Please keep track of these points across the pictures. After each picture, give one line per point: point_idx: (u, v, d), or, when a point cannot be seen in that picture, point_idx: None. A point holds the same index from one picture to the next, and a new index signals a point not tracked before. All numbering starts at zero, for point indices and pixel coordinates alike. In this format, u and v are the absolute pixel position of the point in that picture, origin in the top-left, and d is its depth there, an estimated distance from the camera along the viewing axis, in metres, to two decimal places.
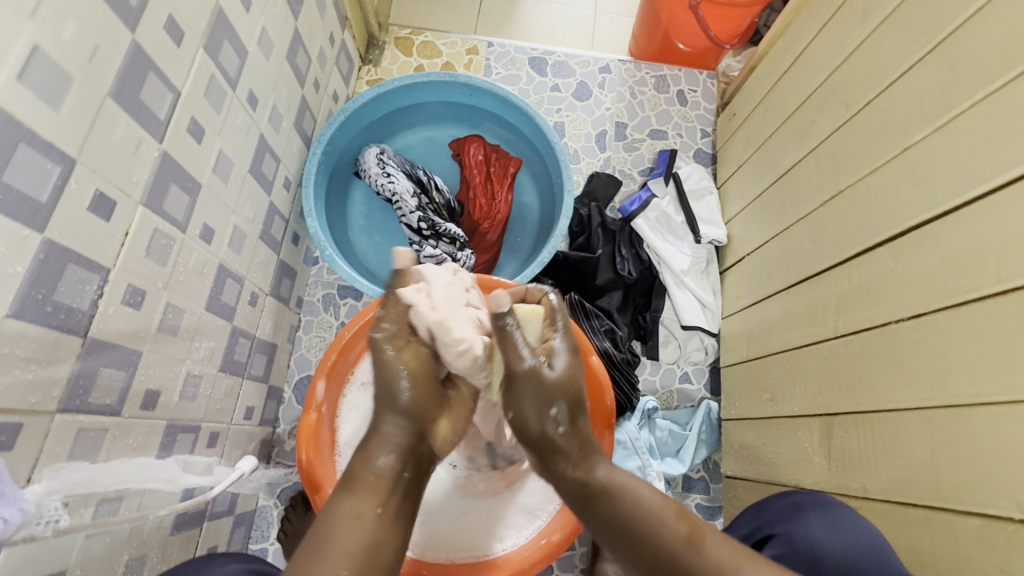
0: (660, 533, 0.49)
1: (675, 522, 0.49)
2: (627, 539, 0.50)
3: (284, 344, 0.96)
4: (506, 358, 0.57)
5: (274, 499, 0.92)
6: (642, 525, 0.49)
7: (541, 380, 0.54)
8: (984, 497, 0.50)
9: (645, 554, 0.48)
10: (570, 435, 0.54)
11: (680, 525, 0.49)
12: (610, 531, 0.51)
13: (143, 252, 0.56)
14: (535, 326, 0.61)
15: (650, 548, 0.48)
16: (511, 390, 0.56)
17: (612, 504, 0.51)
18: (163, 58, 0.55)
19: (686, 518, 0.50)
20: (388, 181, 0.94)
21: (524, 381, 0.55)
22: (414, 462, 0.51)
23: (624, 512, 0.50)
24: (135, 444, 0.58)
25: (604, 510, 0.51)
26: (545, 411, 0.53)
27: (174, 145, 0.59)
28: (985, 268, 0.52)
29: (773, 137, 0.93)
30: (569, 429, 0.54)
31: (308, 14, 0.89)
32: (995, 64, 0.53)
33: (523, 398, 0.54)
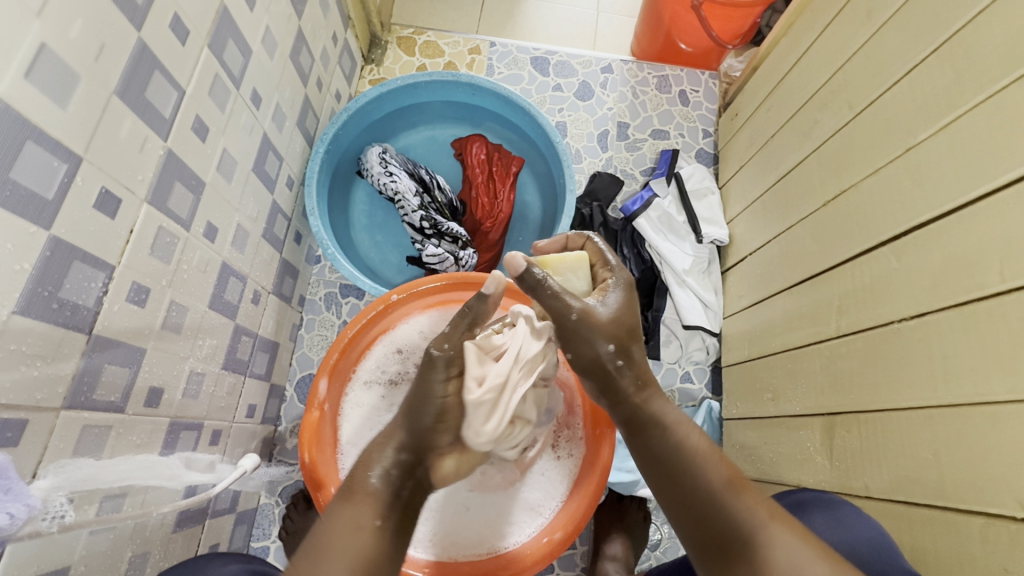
0: (700, 476, 0.52)
1: (718, 466, 0.53)
2: (668, 476, 0.54)
3: (286, 343, 0.96)
4: (549, 306, 0.57)
5: (276, 497, 0.92)
6: (684, 466, 0.53)
7: (601, 319, 0.57)
8: (986, 496, 0.50)
9: (683, 488, 0.52)
10: (627, 367, 0.58)
11: (723, 470, 0.53)
12: (653, 468, 0.55)
13: (147, 249, 0.56)
14: (581, 274, 0.64)
15: (688, 487, 0.52)
16: (568, 335, 0.58)
17: (659, 445, 0.55)
18: (168, 56, 0.56)
19: (728, 465, 0.53)
20: (391, 180, 0.94)
21: (580, 326, 0.57)
22: (416, 484, 0.55)
23: (667, 452, 0.55)
24: (138, 441, 0.58)
25: (651, 448, 0.56)
26: (605, 348, 0.57)
27: (179, 143, 0.59)
28: (988, 268, 0.52)
29: (776, 137, 0.93)
30: (625, 361, 0.58)
31: (311, 13, 0.89)
32: (998, 65, 0.53)
33: (584, 340, 0.57)
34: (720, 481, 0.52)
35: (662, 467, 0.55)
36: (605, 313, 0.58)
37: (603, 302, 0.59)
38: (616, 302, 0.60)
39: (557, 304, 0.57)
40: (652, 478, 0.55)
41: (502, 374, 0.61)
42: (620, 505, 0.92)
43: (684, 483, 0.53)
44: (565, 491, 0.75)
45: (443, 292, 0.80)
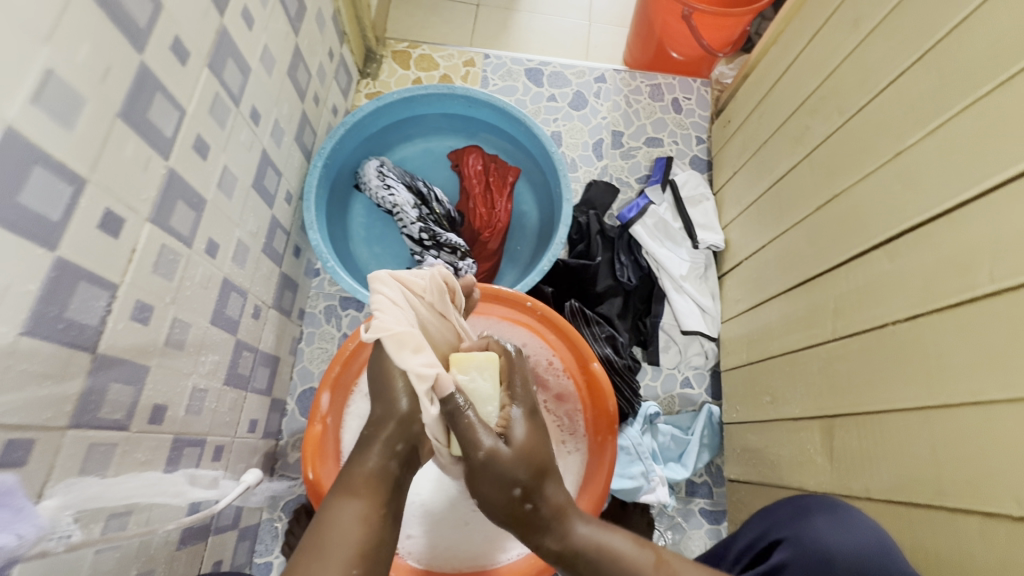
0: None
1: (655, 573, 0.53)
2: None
3: (286, 356, 0.96)
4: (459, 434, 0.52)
5: (279, 512, 0.92)
6: (622, 571, 0.52)
7: (511, 453, 0.51)
8: (984, 494, 0.50)
9: None
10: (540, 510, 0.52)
11: (659, 574, 0.53)
12: None
13: (150, 268, 0.56)
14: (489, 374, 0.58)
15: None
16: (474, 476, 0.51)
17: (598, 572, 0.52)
18: (169, 77, 0.57)
19: (662, 566, 0.54)
20: (389, 193, 0.96)
21: (489, 465, 0.50)
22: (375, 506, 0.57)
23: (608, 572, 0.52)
24: (142, 459, 0.58)
25: (583, 562, 0.53)
26: (521, 479, 0.51)
27: (180, 162, 0.60)
28: (978, 268, 0.53)
29: (769, 142, 0.94)
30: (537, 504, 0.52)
31: (308, 30, 0.91)
32: (980, 73, 0.54)
33: (497, 477, 0.50)
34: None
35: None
36: (519, 448, 0.52)
37: (514, 434, 0.53)
38: (527, 432, 0.54)
39: (469, 427, 0.51)
40: None
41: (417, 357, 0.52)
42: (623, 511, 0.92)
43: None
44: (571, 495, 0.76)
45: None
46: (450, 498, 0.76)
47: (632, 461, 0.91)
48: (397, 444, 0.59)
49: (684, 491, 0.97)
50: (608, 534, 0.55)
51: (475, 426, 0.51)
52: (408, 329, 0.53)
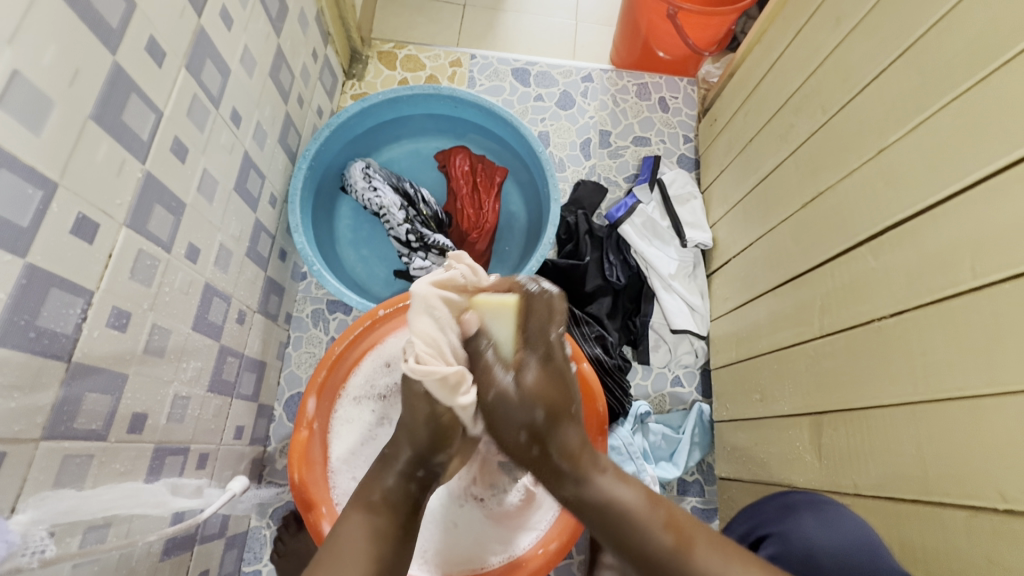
0: (647, 539, 0.52)
1: (662, 533, 0.51)
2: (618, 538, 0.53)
3: (273, 361, 0.95)
4: (482, 377, 0.63)
5: (267, 520, 0.90)
6: (629, 526, 0.52)
7: (518, 395, 0.60)
8: (969, 488, 0.50)
9: (636, 556, 0.52)
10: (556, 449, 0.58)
11: (669, 535, 0.52)
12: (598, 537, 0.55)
13: (127, 273, 0.55)
14: (503, 324, 0.64)
15: (639, 547, 0.52)
16: (498, 416, 0.61)
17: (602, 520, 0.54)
18: (144, 78, 0.55)
19: (674, 528, 0.52)
20: (375, 195, 0.95)
21: (499, 404, 0.61)
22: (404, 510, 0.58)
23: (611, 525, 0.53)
24: (121, 469, 0.57)
25: (592, 512, 0.55)
26: (533, 420, 0.59)
27: (157, 165, 0.59)
28: (961, 264, 0.53)
29: (754, 140, 0.94)
30: (549, 441, 0.58)
31: (290, 31, 0.89)
32: (958, 70, 0.55)
33: (512, 408, 0.60)
34: (666, 544, 0.51)
35: (614, 537, 0.53)
36: (527, 391, 0.60)
37: (524, 376, 0.61)
38: (537, 375, 0.61)
39: (487, 376, 0.62)
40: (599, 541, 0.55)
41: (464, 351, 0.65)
42: None
43: (633, 546, 0.52)
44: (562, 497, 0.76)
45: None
46: (438, 500, 0.75)
47: (624, 461, 0.90)
48: (418, 471, 0.60)
49: (675, 490, 0.97)
50: (619, 490, 0.55)
51: (490, 368, 0.63)
52: (454, 370, 0.59)
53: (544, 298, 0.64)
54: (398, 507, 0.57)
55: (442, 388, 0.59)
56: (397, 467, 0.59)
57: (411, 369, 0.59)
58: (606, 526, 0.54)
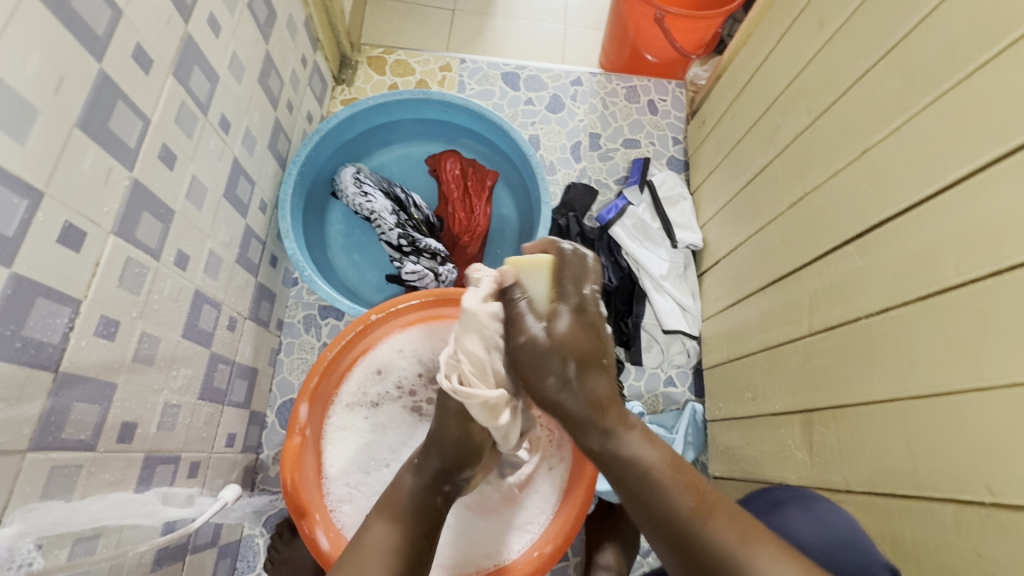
0: (669, 499, 0.48)
1: (684, 494, 0.48)
2: (635, 498, 0.50)
3: (265, 368, 0.94)
4: (513, 330, 0.58)
5: (260, 527, 0.89)
6: (649, 484, 0.49)
7: (546, 341, 0.55)
8: (957, 483, 0.51)
9: (654, 517, 0.48)
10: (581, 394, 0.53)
11: (690, 496, 0.48)
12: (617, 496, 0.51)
13: (115, 281, 0.55)
14: (539, 278, 0.60)
15: (655, 508, 0.49)
16: (529, 364, 0.55)
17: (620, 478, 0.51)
18: (131, 86, 0.55)
19: (696, 490, 0.49)
20: (366, 200, 0.94)
21: (526, 349, 0.56)
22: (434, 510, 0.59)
23: (631, 481, 0.50)
24: (111, 479, 0.57)
25: (612, 467, 0.51)
26: (563, 369, 0.53)
27: (145, 172, 0.58)
28: (945, 262, 0.53)
29: (743, 141, 0.95)
30: (579, 386, 0.53)
31: (279, 36, 0.89)
32: (938, 71, 0.56)
33: (546, 355, 0.54)
34: (686, 506, 0.48)
35: (632, 496, 0.50)
36: (558, 339, 0.54)
37: (556, 326, 0.56)
38: (571, 323, 0.56)
39: (518, 325, 0.58)
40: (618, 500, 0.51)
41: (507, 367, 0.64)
42: (611, 515, 0.90)
43: (650, 507, 0.49)
44: (557, 499, 0.76)
45: (435, 307, 0.81)
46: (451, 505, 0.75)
47: None
48: (444, 484, 0.60)
49: None
50: (643, 449, 0.51)
51: (522, 319, 0.58)
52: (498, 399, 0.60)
53: (580, 258, 0.61)
54: (422, 517, 0.57)
55: (485, 412, 0.60)
56: (425, 474, 0.60)
57: (454, 392, 0.59)
58: (626, 481, 0.50)
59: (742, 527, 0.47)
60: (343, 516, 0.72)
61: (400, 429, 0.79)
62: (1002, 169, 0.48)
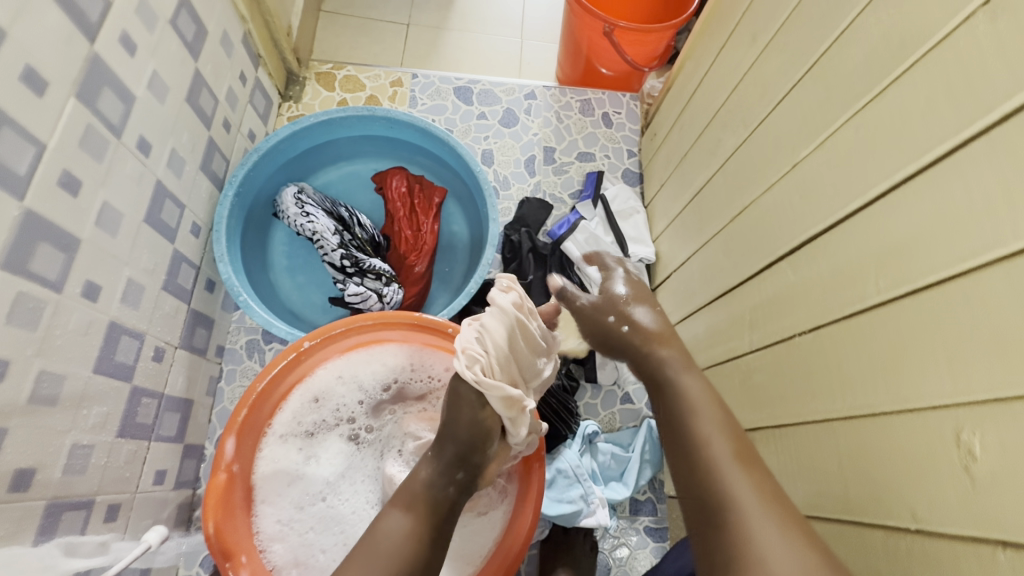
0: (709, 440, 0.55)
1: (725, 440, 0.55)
2: (677, 435, 0.58)
3: (202, 399, 0.90)
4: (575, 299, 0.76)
5: (195, 569, 0.84)
6: (693, 424, 0.57)
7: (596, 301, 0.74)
8: (884, 508, 0.50)
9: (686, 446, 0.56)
10: (634, 331, 0.69)
11: (731, 444, 0.54)
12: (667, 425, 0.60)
13: (2, 318, 0.51)
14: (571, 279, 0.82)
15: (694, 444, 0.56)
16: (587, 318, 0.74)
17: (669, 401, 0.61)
18: (22, 111, 0.52)
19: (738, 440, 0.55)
20: (307, 221, 0.91)
21: (582, 306, 0.75)
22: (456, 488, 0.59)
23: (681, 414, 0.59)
24: (1, 533, 0.52)
25: (666, 408, 0.61)
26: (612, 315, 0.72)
27: (41, 201, 0.55)
28: (866, 279, 0.53)
29: (689, 154, 0.95)
30: (631, 326, 0.69)
31: (211, 54, 0.86)
32: (857, 88, 0.55)
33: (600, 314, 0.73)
34: (725, 448, 0.54)
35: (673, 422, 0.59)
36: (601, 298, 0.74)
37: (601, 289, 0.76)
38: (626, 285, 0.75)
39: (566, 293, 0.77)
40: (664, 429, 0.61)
41: (529, 365, 0.65)
42: (565, 538, 0.88)
43: (690, 442, 0.56)
44: (499, 531, 0.74)
45: (376, 330, 0.78)
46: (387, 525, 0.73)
47: (571, 485, 0.88)
48: (458, 474, 0.59)
49: (627, 510, 0.94)
50: (697, 396, 0.60)
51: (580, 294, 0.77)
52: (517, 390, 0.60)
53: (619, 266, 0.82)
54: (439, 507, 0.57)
55: (503, 402, 0.60)
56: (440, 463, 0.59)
57: (476, 381, 0.58)
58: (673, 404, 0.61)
59: (767, 484, 0.51)
60: (273, 556, 0.68)
61: (339, 458, 0.75)
62: (918, 185, 0.48)
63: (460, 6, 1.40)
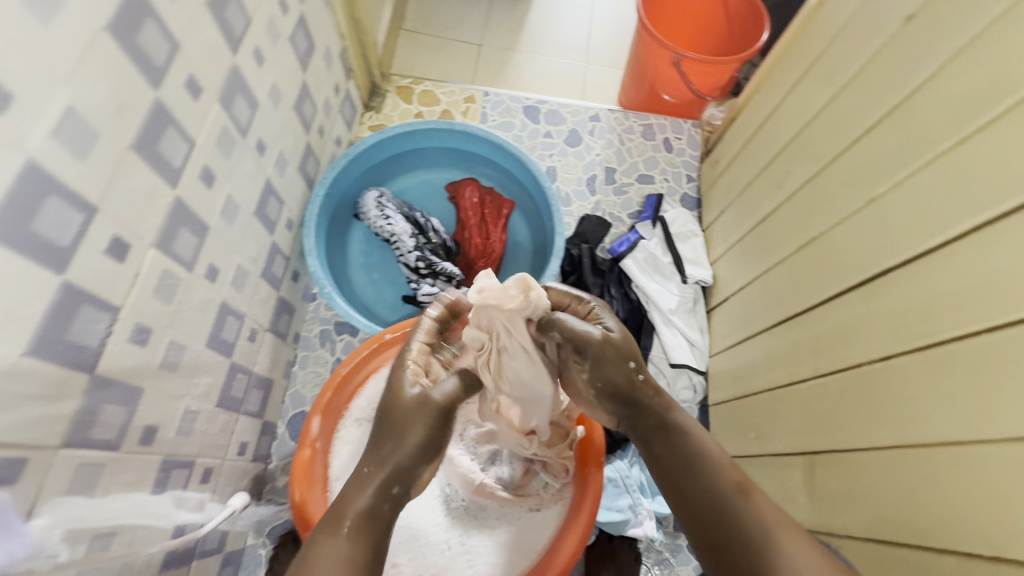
0: (713, 476, 0.57)
1: (728, 471, 0.57)
2: (678, 472, 0.58)
3: (279, 379, 0.97)
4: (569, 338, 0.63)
5: (263, 538, 0.91)
6: (695, 464, 0.58)
7: (610, 347, 0.63)
8: (956, 534, 0.51)
9: (688, 489, 0.57)
10: (647, 382, 0.63)
11: (732, 475, 0.57)
12: (668, 461, 0.59)
13: (150, 291, 0.58)
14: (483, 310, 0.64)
15: (703, 482, 0.56)
16: (598, 362, 0.62)
17: (668, 438, 0.60)
18: (181, 112, 0.59)
19: (737, 469, 0.57)
20: (387, 223, 0.99)
21: (602, 350, 0.63)
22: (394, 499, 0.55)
23: (684, 453, 0.59)
24: (130, 480, 0.59)
25: (669, 447, 0.60)
26: (624, 367, 0.63)
27: (186, 191, 0.62)
28: (941, 314, 0.55)
29: (754, 183, 0.98)
30: (645, 376, 0.64)
31: (315, 66, 0.95)
32: (940, 131, 0.58)
33: (610, 363, 0.62)
34: (728, 483, 0.56)
35: (677, 461, 0.59)
36: (618, 338, 0.65)
37: (609, 327, 0.66)
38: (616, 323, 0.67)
39: (575, 334, 0.63)
40: (661, 464, 0.60)
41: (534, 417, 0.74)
42: (610, 545, 0.91)
43: (696, 481, 0.57)
44: (554, 529, 0.77)
45: None
46: (433, 493, 0.80)
47: (619, 494, 0.91)
48: (393, 488, 0.55)
49: (672, 525, 0.96)
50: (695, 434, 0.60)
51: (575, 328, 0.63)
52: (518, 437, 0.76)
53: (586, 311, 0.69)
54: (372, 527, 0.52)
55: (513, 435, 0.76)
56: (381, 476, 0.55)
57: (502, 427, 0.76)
58: (673, 441, 0.60)
59: (781, 510, 0.53)
60: None
61: None
62: (1000, 228, 0.50)
63: (531, 30, 1.47)
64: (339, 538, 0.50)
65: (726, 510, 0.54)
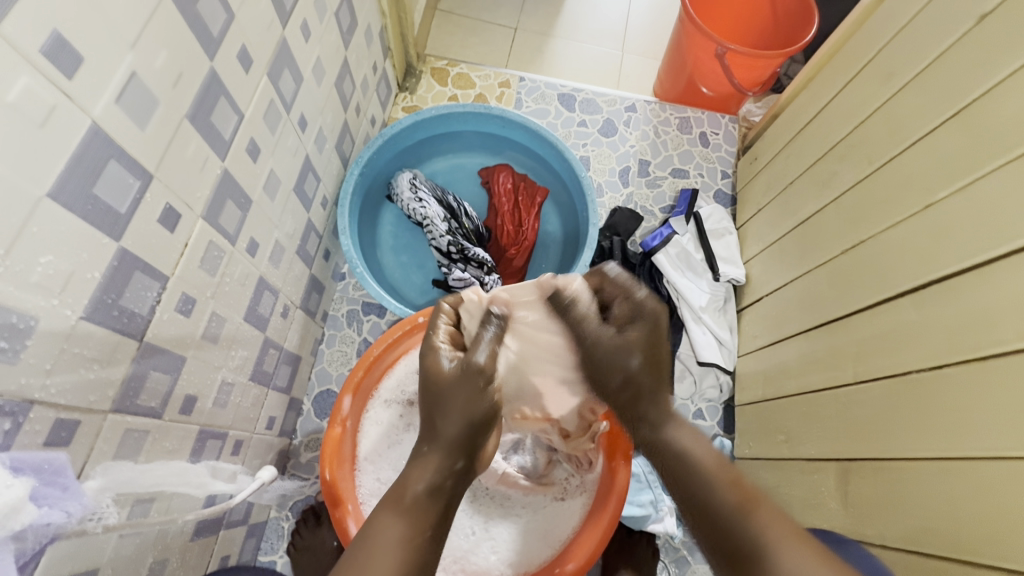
0: (710, 494, 0.52)
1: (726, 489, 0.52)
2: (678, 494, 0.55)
3: (307, 357, 0.98)
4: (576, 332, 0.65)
5: (286, 512, 0.93)
6: (691, 481, 0.54)
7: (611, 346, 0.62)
8: (1003, 551, 0.50)
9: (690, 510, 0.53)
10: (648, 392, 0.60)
11: (732, 492, 0.52)
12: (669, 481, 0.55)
13: (197, 262, 0.58)
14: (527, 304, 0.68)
15: (694, 505, 0.53)
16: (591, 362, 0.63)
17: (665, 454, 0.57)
18: (233, 84, 0.59)
19: (738, 487, 0.52)
20: (420, 206, 0.98)
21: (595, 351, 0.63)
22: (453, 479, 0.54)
23: (678, 470, 0.55)
24: (170, 448, 0.60)
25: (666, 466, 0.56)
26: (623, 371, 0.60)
27: (234, 163, 0.62)
28: (1006, 325, 0.53)
29: (797, 182, 0.95)
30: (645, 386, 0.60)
31: (356, 44, 0.94)
32: (1013, 135, 0.56)
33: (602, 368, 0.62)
34: (728, 500, 0.51)
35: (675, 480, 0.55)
36: (621, 342, 0.61)
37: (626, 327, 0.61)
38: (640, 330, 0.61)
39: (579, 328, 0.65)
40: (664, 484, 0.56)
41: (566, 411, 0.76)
42: (629, 539, 0.91)
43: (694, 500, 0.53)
44: (578, 519, 0.77)
45: None
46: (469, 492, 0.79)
47: (642, 489, 0.91)
48: (453, 469, 0.54)
49: None
50: (690, 446, 0.56)
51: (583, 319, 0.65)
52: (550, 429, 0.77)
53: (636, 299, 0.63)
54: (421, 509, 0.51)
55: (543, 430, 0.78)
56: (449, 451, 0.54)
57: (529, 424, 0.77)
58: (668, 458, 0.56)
59: (786, 526, 0.49)
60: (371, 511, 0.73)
61: None
62: None
63: (568, 15, 1.44)
64: (385, 526, 0.49)
65: (725, 530, 0.50)
